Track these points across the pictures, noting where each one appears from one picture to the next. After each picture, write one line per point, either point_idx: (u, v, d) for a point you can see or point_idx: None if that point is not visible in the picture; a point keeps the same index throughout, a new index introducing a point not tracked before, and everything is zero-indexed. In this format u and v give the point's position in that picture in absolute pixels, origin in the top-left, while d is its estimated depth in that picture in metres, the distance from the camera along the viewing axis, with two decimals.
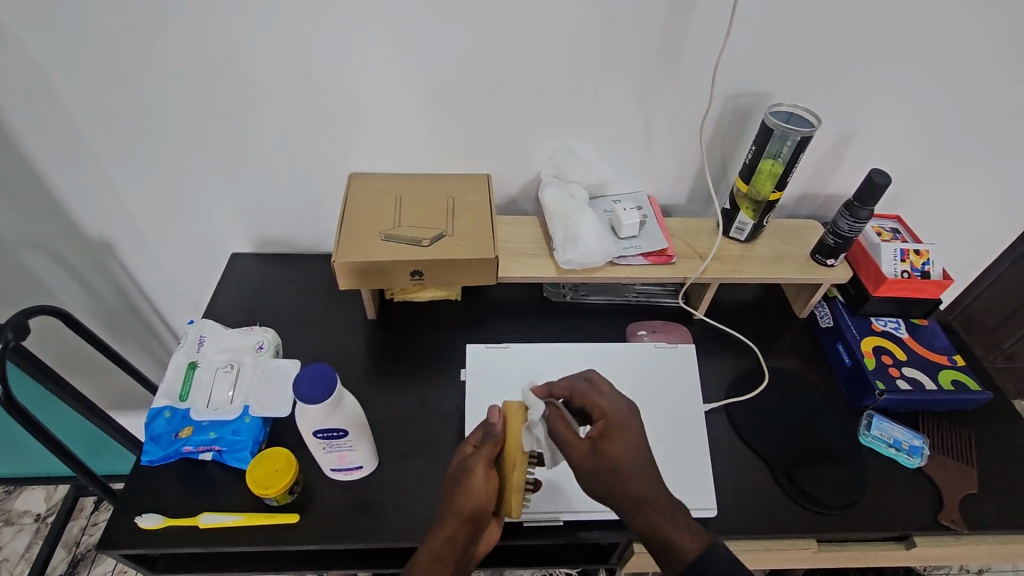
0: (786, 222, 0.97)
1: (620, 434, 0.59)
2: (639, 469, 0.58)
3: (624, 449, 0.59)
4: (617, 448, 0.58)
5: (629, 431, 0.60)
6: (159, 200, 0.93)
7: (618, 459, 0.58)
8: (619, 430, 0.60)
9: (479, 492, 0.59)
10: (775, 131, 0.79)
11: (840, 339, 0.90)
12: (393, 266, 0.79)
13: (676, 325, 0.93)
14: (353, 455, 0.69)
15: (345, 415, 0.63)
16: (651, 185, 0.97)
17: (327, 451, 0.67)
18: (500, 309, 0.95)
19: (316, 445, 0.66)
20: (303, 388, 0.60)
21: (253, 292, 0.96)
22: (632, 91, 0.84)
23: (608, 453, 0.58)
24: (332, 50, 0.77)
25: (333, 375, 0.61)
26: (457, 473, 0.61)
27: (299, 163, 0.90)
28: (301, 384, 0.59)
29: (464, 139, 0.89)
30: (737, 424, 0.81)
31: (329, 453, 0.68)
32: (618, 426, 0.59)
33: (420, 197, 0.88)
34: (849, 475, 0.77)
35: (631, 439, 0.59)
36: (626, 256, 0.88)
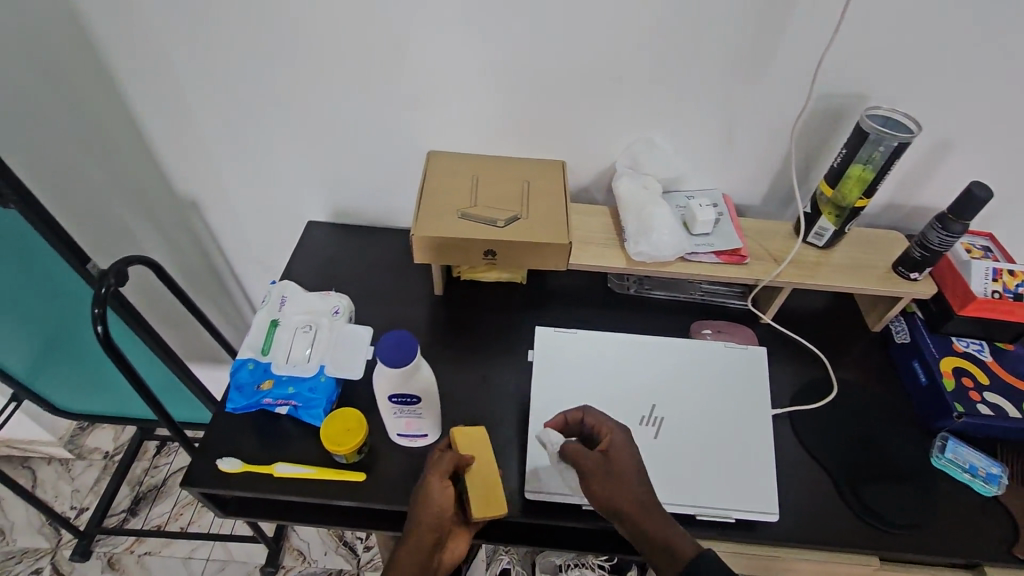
0: (867, 231, 0.94)
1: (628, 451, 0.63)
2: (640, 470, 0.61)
3: (618, 461, 0.61)
4: (622, 459, 0.61)
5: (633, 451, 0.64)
6: (246, 165, 0.98)
7: (624, 466, 0.61)
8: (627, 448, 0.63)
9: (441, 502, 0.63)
10: (869, 135, 0.76)
11: (916, 357, 0.86)
12: (468, 244, 0.80)
13: (741, 327, 0.92)
14: (420, 423, 0.71)
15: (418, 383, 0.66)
16: (727, 183, 0.95)
17: (396, 416, 0.70)
18: (564, 295, 0.95)
19: (387, 409, 0.69)
20: (384, 353, 0.62)
21: (326, 260, 0.99)
22: (719, 86, 0.82)
23: (616, 457, 0.61)
24: (424, 30, 0.79)
25: (413, 344, 0.63)
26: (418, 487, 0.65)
27: (380, 137, 0.93)
28: (383, 350, 0.62)
29: (542, 124, 0.90)
30: (800, 432, 0.80)
31: (398, 419, 0.70)
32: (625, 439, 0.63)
33: (496, 178, 0.89)
34: (916, 495, 0.74)
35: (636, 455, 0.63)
36: (698, 253, 0.87)
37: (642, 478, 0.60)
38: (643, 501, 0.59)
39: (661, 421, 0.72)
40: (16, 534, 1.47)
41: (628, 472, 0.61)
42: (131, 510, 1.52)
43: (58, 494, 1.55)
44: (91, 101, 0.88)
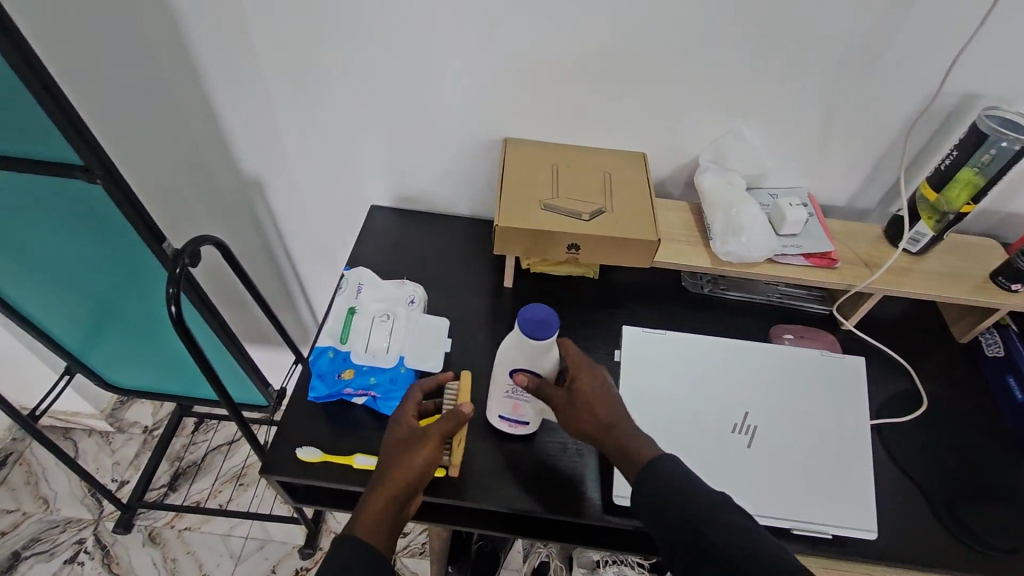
0: (959, 238, 0.89)
1: (588, 382, 0.67)
2: (601, 401, 0.66)
3: (564, 398, 0.67)
4: (585, 390, 0.66)
5: (592, 379, 0.67)
6: (316, 145, 0.95)
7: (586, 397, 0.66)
8: (585, 381, 0.67)
9: (418, 459, 0.61)
10: (988, 137, 0.72)
11: (1011, 372, 0.82)
12: (552, 236, 0.77)
13: (823, 333, 0.88)
14: (527, 408, 0.72)
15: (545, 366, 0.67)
16: (813, 182, 0.91)
17: (506, 396, 0.71)
18: (636, 293, 0.92)
19: (500, 385, 0.71)
20: (523, 325, 0.63)
21: (391, 246, 0.97)
22: (824, 79, 0.78)
23: (578, 390, 0.66)
24: (518, 11, 0.75)
25: (554, 325, 0.63)
26: (406, 441, 0.63)
27: (457, 123, 0.89)
28: (524, 322, 0.63)
29: (628, 115, 0.86)
30: (890, 446, 0.76)
31: (508, 399, 0.71)
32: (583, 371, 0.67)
33: (577, 169, 0.86)
34: (1017, 518, 0.71)
35: (592, 384, 0.67)
36: (787, 255, 0.83)
37: (588, 406, 0.66)
38: (591, 425, 0.65)
39: (754, 430, 0.69)
40: (59, 504, 1.48)
41: (573, 404, 0.66)
42: (170, 485, 1.53)
43: (99, 467, 1.56)
44: (164, 72, 0.85)
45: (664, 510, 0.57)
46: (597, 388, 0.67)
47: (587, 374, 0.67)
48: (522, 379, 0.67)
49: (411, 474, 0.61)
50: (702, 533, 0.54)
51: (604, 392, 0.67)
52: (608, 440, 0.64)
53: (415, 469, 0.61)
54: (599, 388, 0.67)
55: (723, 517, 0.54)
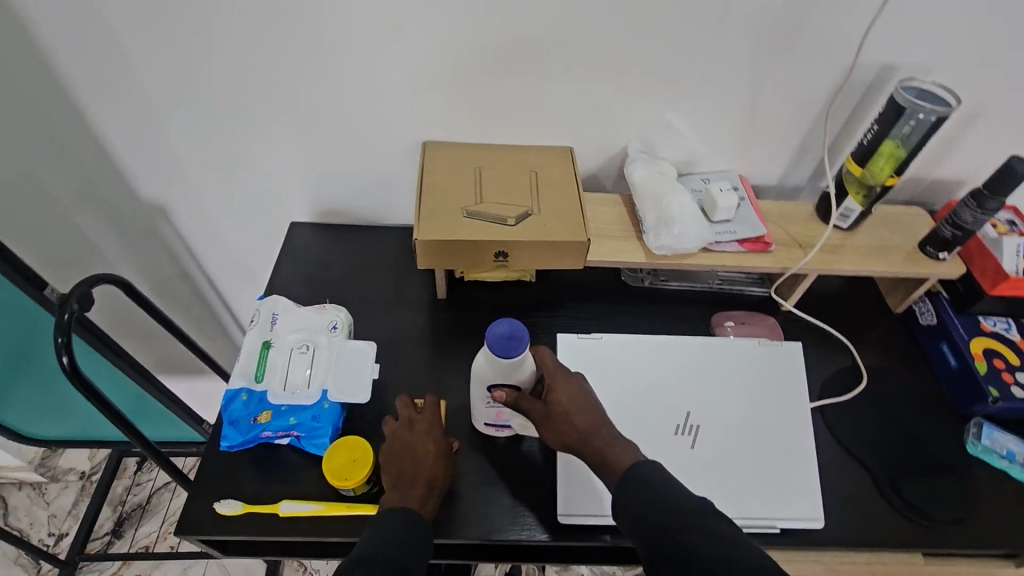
0: (888, 209, 0.90)
1: (565, 391, 0.62)
2: (577, 409, 0.61)
3: (542, 412, 0.61)
4: (562, 399, 0.61)
5: (570, 386, 0.62)
6: (218, 163, 0.87)
7: (564, 406, 0.61)
8: (562, 390, 0.62)
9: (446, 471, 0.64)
10: (905, 109, 0.71)
11: (944, 340, 0.83)
12: (478, 246, 0.73)
13: (765, 316, 0.87)
14: (511, 413, 0.67)
15: (524, 377, 0.62)
16: (744, 163, 0.90)
17: (488, 405, 0.66)
18: (576, 292, 0.89)
19: (482, 398, 0.66)
20: (494, 342, 0.59)
21: (315, 265, 0.90)
22: (743, 58, 0.75)
23: (554, 400, 0.61)
24: (417, 7, 0.69)
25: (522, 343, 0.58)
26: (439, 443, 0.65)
27: (370, 129, 0.83)
28: (494, 338, 0.58)
29: (549, 108, 0.81)
30: (834, 427, 0.76)
31: (490, 408, 0.67)
32: (559, 379, 0.62)
33: (501, 170, 0.81)
34: (958, 487, 0.72)
35: (567, 392, 0.62)
36: (720, 243, 0.81)
37: (566, 417, 0.61)
38: (572, 439, 0.61)
39: (697, 429, 0.67)
40: None
41: (552, 418, 0.61)
42: (114, 532, 1.43)
43: (33, 522, 1.45)
44: (30, 98, 0.76)
45: (644, 517, 0.52)
46: (572, 394, 0.62)
47: (561, 381, 0.62)
48: (501, 395, 0.61)
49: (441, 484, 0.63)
50: (682, 542, 0.49)
51: (581, 399, 0.62)
52: (592, 449, 0.60)
53: (445, 481, 0.63)
54: (575, 396, 0.62)
55: (706, 524, 0.50)
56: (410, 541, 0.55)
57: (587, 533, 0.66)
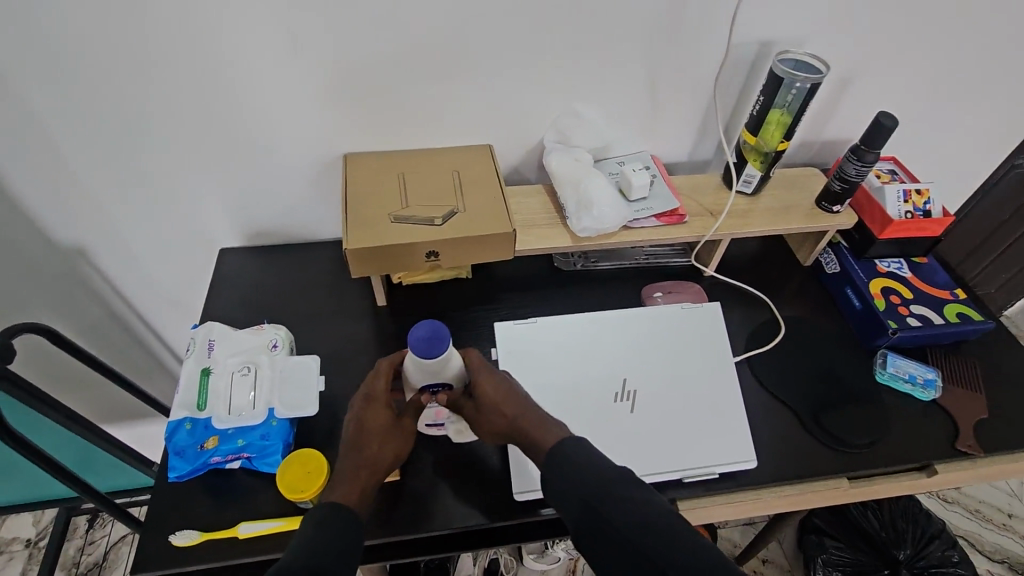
0: (787, 171, 0.97)
1: (490, 384, 0.64)
2: (504, 399, 0.64)
3: (473, 409, 0.65)
4: (488, 391, 0.64)
5: (495, 378, 0.65)
6: (135, 197, 0.85)
7: (491, 398, 0.64)
8: (486, 383, 0.65)
9: (390, 451, 0.64)
10: (784, 79, 0.78)
11: (848, 284, 0.91)
12: (408, 249, 0.75)
13: (690, 284, 0.93)
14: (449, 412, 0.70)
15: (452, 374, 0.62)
16: (654, 144, 0.95)
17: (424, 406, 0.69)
18: (513, 283, 0.92)
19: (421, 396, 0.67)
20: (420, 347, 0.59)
21: (250, 288, 0.90)
22: (637, 46, 0.81)
23: (481, 394, 0.64)
24: (318, 24, 0.70)
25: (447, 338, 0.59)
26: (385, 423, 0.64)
27: (288, 146, 0.83)
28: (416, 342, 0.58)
29: (463, 109, 0.84)
30: (760, 376, 0.82)
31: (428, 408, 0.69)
32: (483, 374, 0.65)
33: (423, 173, 0.83)
34: (870, 412, 0.79)
35: (491, 385, 0.64)
36: (639, 220, 0.86)
37: (496, 409, 0.64)
38: (503, 428, 0.64)
39: (635, 394, 0.71)
40: None
41: (482, 412, 0.64)
42: None
43: None
44: None
45: (570, 495, 0.55)
46: (497, 386, 0.65)
47: (486, 375, 0.65)
48: (445, 396, 0.64)
49: (383, 467, 0.63)
50: (603, 514, 0.53)
51: (506, 389, 0.65)
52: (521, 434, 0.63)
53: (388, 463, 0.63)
54: (499, 387, 0.65)
55: (620, 495, 0.53)
56: (332, 536, 0.53)
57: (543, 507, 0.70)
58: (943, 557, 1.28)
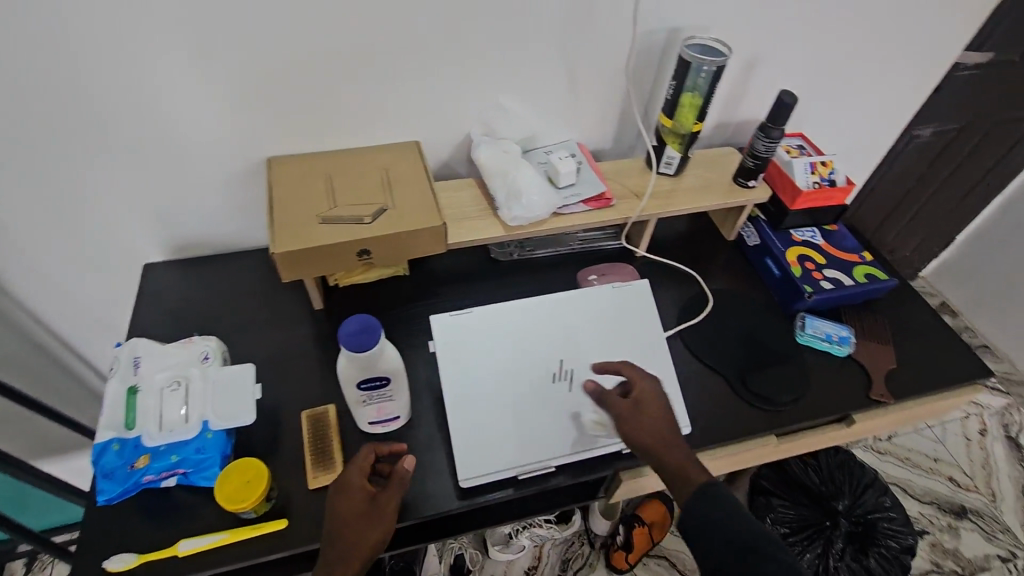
0: (706, 152, 1.02)
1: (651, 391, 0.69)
2: (659, 408, 0.68)
3: (631, 409, 0.68)
4: (648, 399, 0.69)
5: (646, 384, 0.69)
6: (44, 216, 0.81)
7: (652, 408, 0.68)
8: (637, 388, 0.70)
9: (370, 544, 0.61)
10: (692, 63, 0.82)
11: (767, 254, 0.97)
12: (338, 248, 0.74)
13: (622, 265, 0.96)
14: (392, 407, 0.69)
15: (386, 365, 0.63)
16: (579, 132, 0.98)
17: (367, 403, 0.68)
18: (451, 277, 0.93)
19: (356, 398, 0.67)
20: (354, 344, 0.59)
21: (179, 302, 0.87)
22: (553, 38, 0.83)
23: (643, 401, 0.68)
24: (226, 26, 0.69)
25: (377, 327, 0.60)
26: (355, 512, 0.61)
27: (208, 153, 0.81)
28: (350, 339, 0.58)
29: (388, 107, 0.84)
30: (692, 347, 0.87)
31: (369, 406, 0.68)
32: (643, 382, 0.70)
33: (350, 172, 0.83)
34: (792, 371, 0.85)
35: (648, 388, 0.69)
36: (569, 206, 0.88)
37: (642, 417, 0.67)
38: (647, 440, 0.66)
39: (572, 373, 0.74)
40: None
41: (637, 415, 0.67)
42: None
43: None
44: None
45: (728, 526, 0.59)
46: (653, 393, 0.69)
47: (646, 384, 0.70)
48: (409, 465, 0.63)
49: (359, 561, 0.61)
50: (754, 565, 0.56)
51: (657, 396, 0.69)
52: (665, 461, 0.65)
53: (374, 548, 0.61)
54: (653, 395, 0.69)
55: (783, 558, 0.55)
56: None
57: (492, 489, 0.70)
58: (877, 503, 1.38)
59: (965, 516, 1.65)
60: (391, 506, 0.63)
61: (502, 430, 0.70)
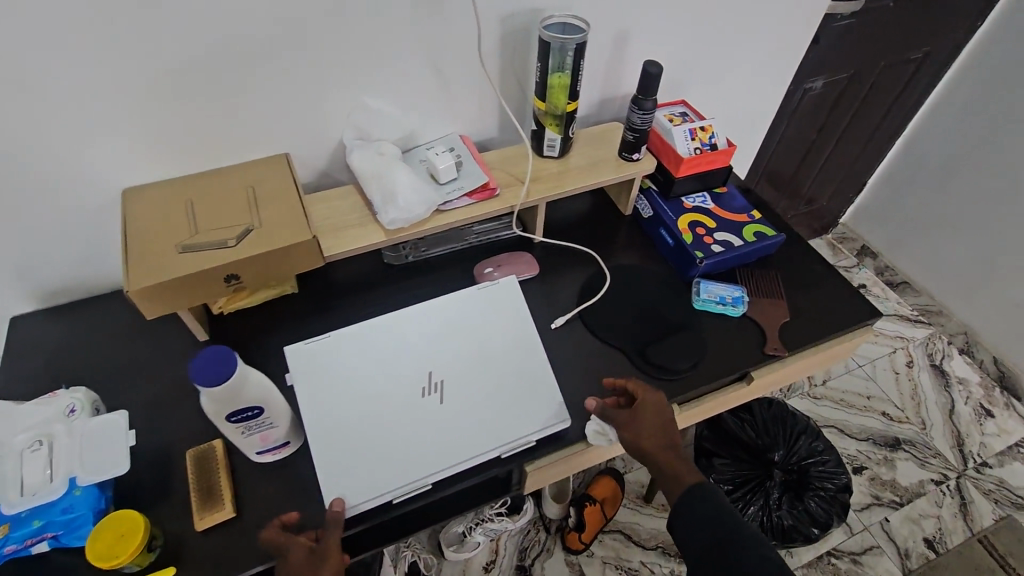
0: (592, 129, 1.02)
1: (652, 404, 0.75)
2: (655, 421, 0.74)
3: (631, 421, 0.74)
4: (648, 412, 0.74)
5: (651, 400, 0.75)
6: None
7: (652, 421, 0.74)
8: (643, 406, 0.74)
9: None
10: (552, 44, 0.81)
11: (661, 225, 0.98)
12: (201, 277, 0.71)
13: (521, 253, 0.95)
14: (277, 433, 0.67)
15: (251, 395, 0.60)
16: (460, 125, 0.96)
17: (246, 435, 0.65)
18: (345, 287, 0.91)
19: (233, 430, 0.64)
20: (215, 375, 0.56)
21: (52, 355, 0.82)
22: (409, 33, 0.80)
23: (642, 412, 0.74)
24: (33, 61, 0.64)
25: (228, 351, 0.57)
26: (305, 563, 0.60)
27: (53, 195, 0.76)
28: (211, 373, 0.56)
29: (246, 120, 0.80)
30: (591, 326, 0.87)
31: (250, 437, 0.65)
32: (647, 394, 0.75)
33: (214, 194, 0.79)
34: (690, 337, 0.86)
35: (651, 404, 0.74)
36: (451, 201, 0.86)
37: (650, 430, 0.73)
38: (647, 447, 0.73)
39: (442, 385, 0.72)
40: None
41: (638, 425, 0.73)
42: None
43: None
44: None
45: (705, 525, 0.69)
46: (655, 408, 0.74)
47: (649, 398, 0.75)
48: (337, 505, 0.62)
49: None
50: (729, 558, 0.66)
51: (663, 414, 0.75)
52: (662, 465, 0.73)
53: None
54: (656, 410, 0.75)
55: (755, 552, 0.65)
56: None
57: (377, 512, 0.67)
58: (812, 449, 1.43)
59: (900, 446, 1.74)
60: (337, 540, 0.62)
61: (392, 440, 0.69)
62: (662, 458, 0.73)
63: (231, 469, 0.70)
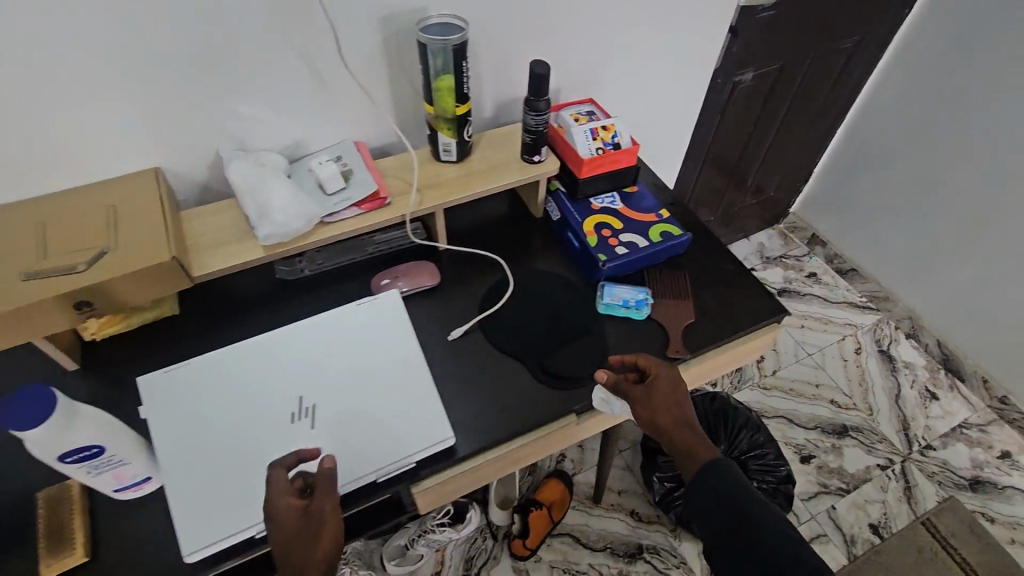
0: (496, 131, 0.99)
1: (665, 379, 0.73)
2: (668, 396, 0.72)
3: (642, 394, 0.73)
4: (659, 388, 0.72)
5: (664, 375, 0.73)
6: None
7: (664, 395, 0.72)
8: (656, 380, 0.73)
9: (330, 541, 0.59)
10: (431, 46, 0.78)
11: (568, 227, 0.95)
12: (47, 305, 0.66)
13: (422, 262, 0.91)
14: (131, 470, 0.63)
15: (83, 433, 0.56)
16: (353, 131, 0.93)
17: (93, 474, 0.60)
18: (233, 306, 0.86)
19: (76, 470, 0.59)
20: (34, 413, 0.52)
21: None
22: (277, 36, 0.76)
23: (655, 388, 0.73)
24: None
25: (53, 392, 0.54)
26: (299, 530, 0.58)
27: None
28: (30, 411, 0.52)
29: (106, 133, 0.76)
30: (490, 337, 0.84)
31: (99, 476, 0.61)
32: (661, 367, 0.74)
33: (72, 216, 0.74)
34: (591, 344, 0.84)
35: (665, 377, 0.73)
36: (336, 213, 0.83)
37: (664, 405, 0.72)
38: (661, 421, 0.71)
39: (313, 410, 0.69)
40: None
41: (649, 399, 0.72)
42: None
43: None
44: None
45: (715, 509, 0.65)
46: (667, 382, 0.73)
47: (662, 373, 0.74)
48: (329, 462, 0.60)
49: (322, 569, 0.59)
50: (751, 541, 0.61)
51: (677, 388, 0.73)
52: (677, 441, 0.70)
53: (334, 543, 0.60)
54: (670, 383, 0.73)
55: (773, 532, 0.61)
56: None
57: (240, 548, 0.63)
58: (751, 442, 1.42)
59: (847, 434, 1.75)
60: (326, 499, 0.60)
61: (258, 470, 0.65)
62: (677, 433, 0.71)
63: (88, 510, 0.66)
